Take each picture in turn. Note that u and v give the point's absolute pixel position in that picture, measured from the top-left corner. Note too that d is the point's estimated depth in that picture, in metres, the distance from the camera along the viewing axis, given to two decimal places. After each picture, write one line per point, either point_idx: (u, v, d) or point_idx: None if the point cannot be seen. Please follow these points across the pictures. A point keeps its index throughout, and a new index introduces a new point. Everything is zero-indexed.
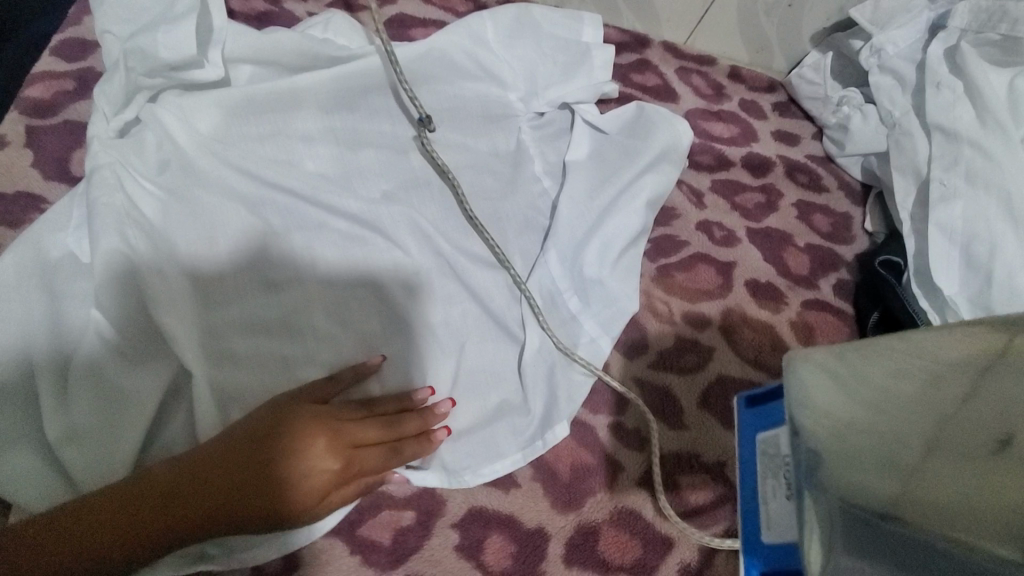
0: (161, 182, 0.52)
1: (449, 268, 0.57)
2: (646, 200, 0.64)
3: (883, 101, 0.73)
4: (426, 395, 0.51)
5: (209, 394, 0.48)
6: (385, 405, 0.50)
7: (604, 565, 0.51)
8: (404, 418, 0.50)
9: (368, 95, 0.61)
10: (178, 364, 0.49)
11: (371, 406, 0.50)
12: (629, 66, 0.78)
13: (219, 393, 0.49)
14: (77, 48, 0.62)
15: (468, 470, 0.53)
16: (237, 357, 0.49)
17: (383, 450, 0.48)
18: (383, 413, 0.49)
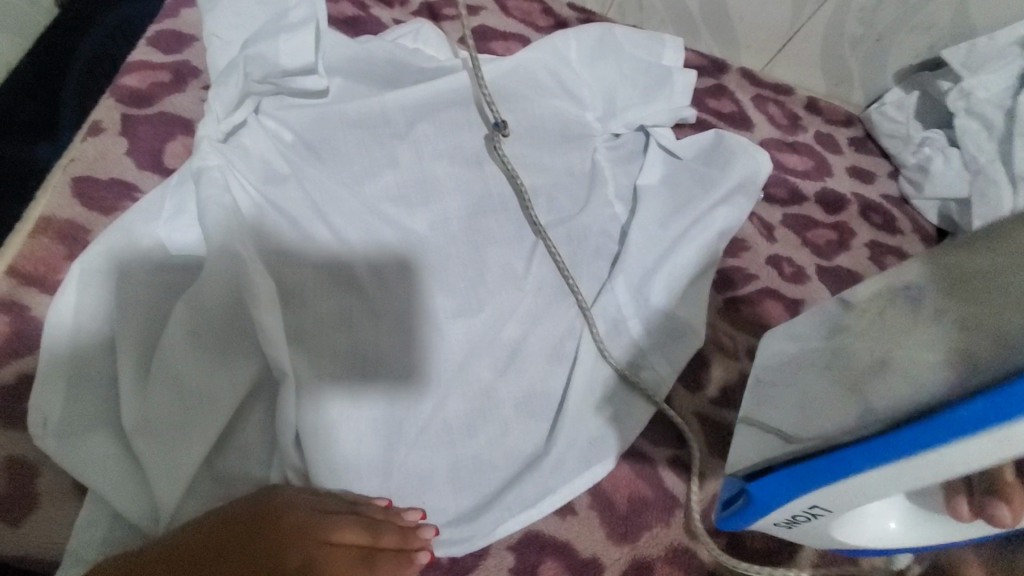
0: (260, 185, 0.53)
1: (516, 291, 0.58)
2: (718, 230, 0.62)
3: (968, 145, 0.70)
4: (415, 517, 0.49)
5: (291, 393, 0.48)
6: (369, 510, 0.48)
7: None
8: (387, 529, 0.47)
9: (450, 108, 0.61)
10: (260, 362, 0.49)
11: (354, 504, 0.47)
12: (705, 91, 0.77)
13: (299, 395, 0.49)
14: (174, 41, 0.63)
15: (529, 503, 0.51)
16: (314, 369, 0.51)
17: (356, 558, 0.46)
18: (368, 516, 0.47)
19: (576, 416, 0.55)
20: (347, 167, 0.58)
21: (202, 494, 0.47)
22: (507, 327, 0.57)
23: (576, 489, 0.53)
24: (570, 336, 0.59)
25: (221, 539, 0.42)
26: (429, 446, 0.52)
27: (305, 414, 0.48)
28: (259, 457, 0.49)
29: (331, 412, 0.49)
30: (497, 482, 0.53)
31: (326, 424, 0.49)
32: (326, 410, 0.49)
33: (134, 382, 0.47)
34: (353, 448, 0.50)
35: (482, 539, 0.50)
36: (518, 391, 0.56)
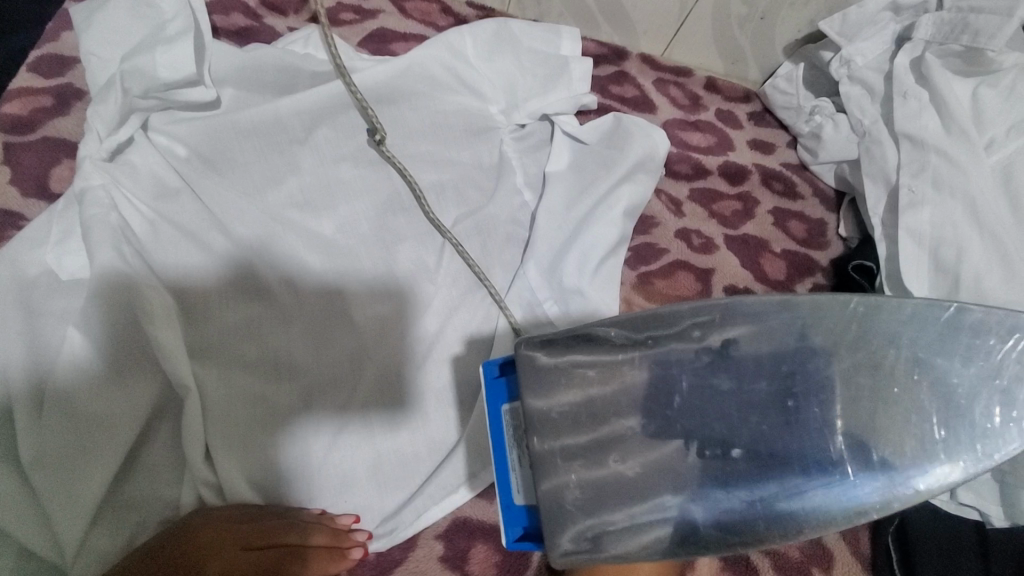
0: (153, 202, 0.53)
1: (430, 285, 0.59)
2: (623, 209, 0.64)
3: (853, 110, 0.75)
4: (348, 520, 0.50)
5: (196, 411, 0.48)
6: (300, 513, 0.50)
7: None
8: (317, 529, 0.48)
9: (348, 111, 0.61)
10: (163, 381, 0.48)
11: (287, 511, 0.49)
12: (607, 78, 0.80)
13: (206, 411, 0.49)
14: (56, 64, 0.61)
15: (451, 490, 0.53)
16: (220, 384, 0.50)
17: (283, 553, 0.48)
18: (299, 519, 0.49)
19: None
20: (247, 176, 0.57)
21: (110, 521, 0.46)
22: (422, 323, 0.57)
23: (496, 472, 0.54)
24: (487, 324, 0.59)
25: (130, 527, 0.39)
26: (349, 448, 0.52)
27: (215, 429, 0.49)
28: (170, 476, 0.48)
29: (244, 423, 0.50)
30: (420, 476, 0.53)
31: (239, 435, 0.49)
32: (239, 422, 0.50)
33: (28, 413, 0.45)
34: (269, 456, 0.50)
35: (408, 531, 0.51)
36: (436, 384, 0.55)
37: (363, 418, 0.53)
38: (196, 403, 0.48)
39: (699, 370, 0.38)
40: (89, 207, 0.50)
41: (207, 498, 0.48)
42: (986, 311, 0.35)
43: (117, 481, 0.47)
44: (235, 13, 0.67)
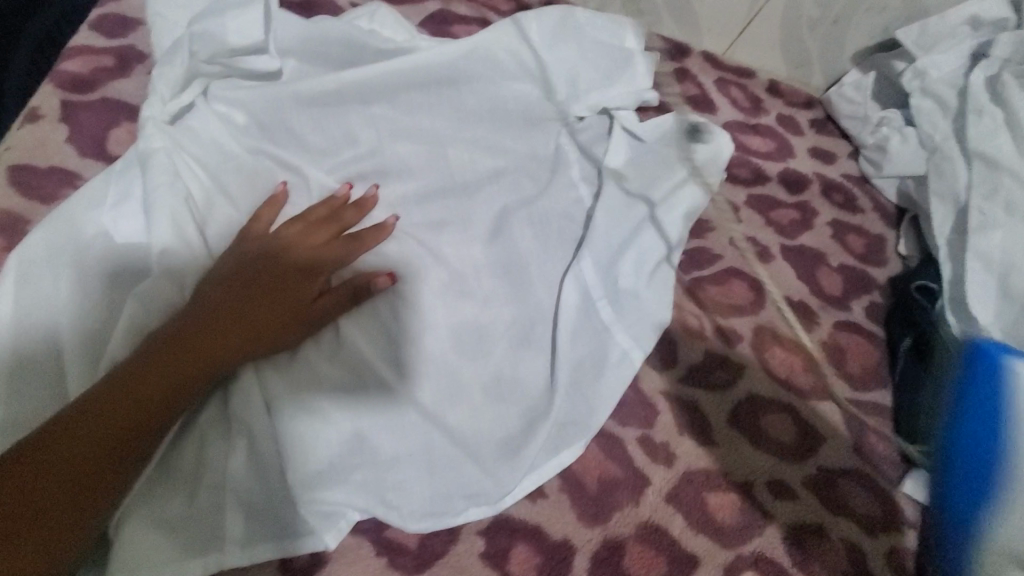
0: (215, 170, 0.52)
1: (484, 278, 0.57)
2: (681, 212, 0.63)
3: (924, 123, 0.72)
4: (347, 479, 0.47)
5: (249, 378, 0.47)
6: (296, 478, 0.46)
7: None
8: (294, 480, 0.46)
9: (410, 91, 0.60)
10: None
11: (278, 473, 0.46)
12: (668, 74, 0.77)
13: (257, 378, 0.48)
14: (118, 26, 0.61)
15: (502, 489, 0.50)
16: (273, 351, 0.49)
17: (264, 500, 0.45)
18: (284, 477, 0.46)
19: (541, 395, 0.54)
20: (305, 149, 0.56)
21: (158, 484, 0.44)
22: (481, 312, 0.55)
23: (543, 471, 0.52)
24: (539, 321, 0.56)
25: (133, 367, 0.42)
26: (396, 427, 0.50)
27: (270, 390, 0.48)
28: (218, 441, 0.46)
29: (293, 390, 0.48)
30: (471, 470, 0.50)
31: (279, 398, 0.48)
32: (288, 388, 0.48)
33: (82, 372, 0.45)
34: (322, 422, 0.48)
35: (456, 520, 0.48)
36: (484, 377, 0.53)
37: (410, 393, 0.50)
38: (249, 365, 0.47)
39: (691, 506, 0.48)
40: (153, 172, 0.49)
41: (257, 463, 0.46)
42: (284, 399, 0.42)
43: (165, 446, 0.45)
44: None
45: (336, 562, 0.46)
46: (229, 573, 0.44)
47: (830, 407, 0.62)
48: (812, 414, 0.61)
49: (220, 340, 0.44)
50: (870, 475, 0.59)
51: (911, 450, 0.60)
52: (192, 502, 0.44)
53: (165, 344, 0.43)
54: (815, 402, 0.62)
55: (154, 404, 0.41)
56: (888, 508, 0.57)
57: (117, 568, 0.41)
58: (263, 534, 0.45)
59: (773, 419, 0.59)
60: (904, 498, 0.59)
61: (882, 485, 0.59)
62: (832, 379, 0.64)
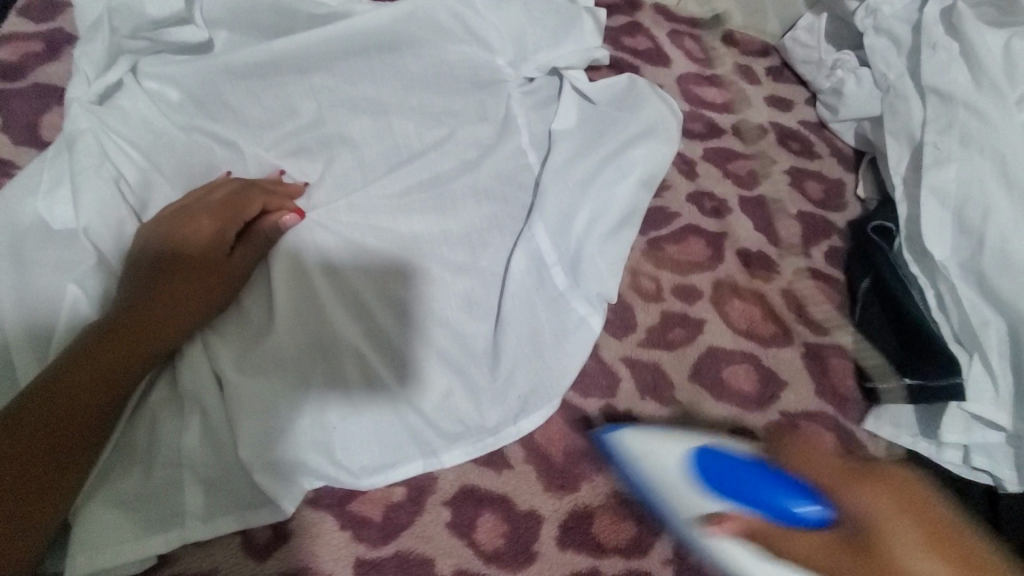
0: (145, 149, 0.52)
1: (435, 249, 0.56)
2: (633, 174, 0.62)
3: (877, 63, 0.72)
4: (303, 450, 0.48)
5: (201, 358, 0.48)
6: (250, 451, 0.46)
7: (598, 548, 0.50)
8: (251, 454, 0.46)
9: (348, 58, 0.58)
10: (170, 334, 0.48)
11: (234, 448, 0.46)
12: (620, 29, 0.76)
13: (208, 357, 0.48)
14: (47, 10, 0.59)
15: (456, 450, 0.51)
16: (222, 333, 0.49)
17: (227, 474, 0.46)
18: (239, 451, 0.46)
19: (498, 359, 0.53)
20: (243, 122, 0.55)
21: (114, 469, 0.45)
22: (435, 285, 0.54)
23: (506, 436, 0.52)
24: (488, 287, 0.56)
25: (77, 353, 0.43)
26: (348, 399, 0.50)
27: (222, 368, 0.48)
28: (172, 424, 0.47)
29: (243, 368, 0.48)
30: (428, 435, 0.51)
31: (229, 374, 0.48)
32: (239, 366, 0.48)
33: (29, 363, 0.44)
34: (275, 396, 0.48)
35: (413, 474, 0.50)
36: (438, 344, 0.53)
37: (360, 364, 0.51)
38: (198, 350, 0.48)
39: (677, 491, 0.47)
40: (79, 154, 0.48)
41: (213, 442, 0.47)
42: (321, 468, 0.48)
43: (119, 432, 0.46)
44: None
45: (298, 538, 0.47)
46: (196, 548, 0.45)
47: (791, 354, 0.63)
48: (773, 361, 0.62)
49: (167, 322, 0.46)
50: (832, 418, 0.60)
51: (870, 387, 0.61)
52: (150, 482, 0.45)
53: (112, 330, 0.44)
54: (776, 350, 0.63)
55: (103, 387, 0.43)
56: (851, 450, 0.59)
57: (85, 550, 0.42)
58: (223, 509, 0.46)
59: (734, 369, 0.61)
60: (867, 436, 0.60)
61: (845, 425, 0.60)
62: (793, 326, 0.64)
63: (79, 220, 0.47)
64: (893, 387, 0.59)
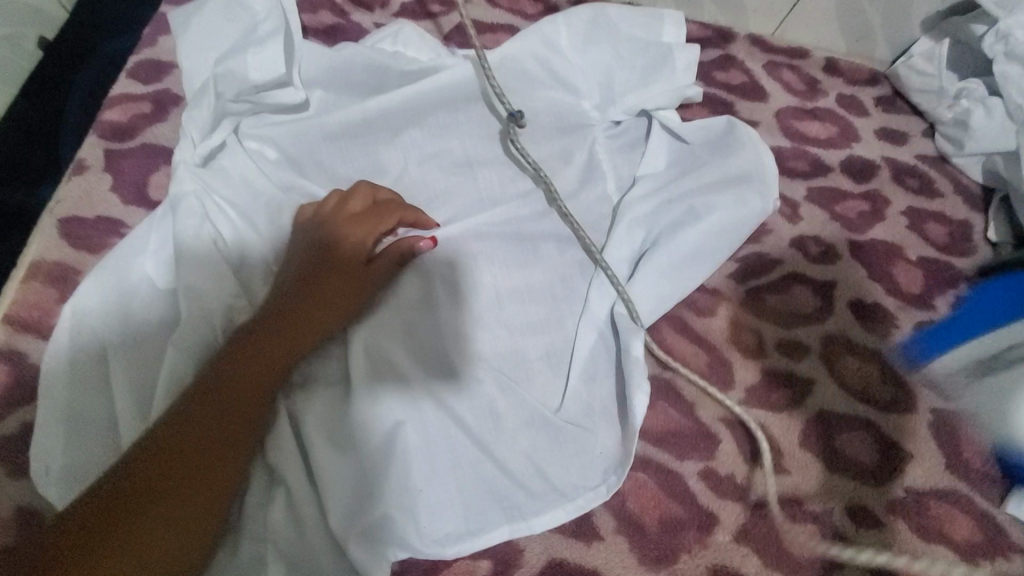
0: (243, 210, 0.52)
1: (513, 305, 0.54)
2: (720, 223, 0.58)
3: (1011, 92, 0.62)
4: (388, 526, 0.45)
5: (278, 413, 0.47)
6: (337, 527, 0.45)
7: None
8: (333, 525, 0.45)
9: (437, 111, 0.58)
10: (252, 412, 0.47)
11: (321, 516, 0.45)
12: (711, 63, 0.72)
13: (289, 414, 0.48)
14: (154, 70, 0.62)
15: (536, 519, 0.48)
16: (304, 392, 0.48)
17: (320, 543, 0.45)
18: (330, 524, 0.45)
19: (588, 419, 0.51)
20: (335, 180, 0.56)
21: None
22: (518, 346, 0.53)
23: (591, 495, 0.49)
24: (563, 339, 0.54)
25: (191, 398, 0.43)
26: (429, 447, 0.48)
27: (305, 432, 0.47)
28: (259, 491, 0.46)
29: (324, 429, 0.47)
30: (510, 508, 0.48)
31: (307, 435, 0.47)
32: (320, 426, 0.47)
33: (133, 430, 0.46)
34: (355, 460, 0.46)
35: (498, 540, 0.47)
36: (524, 411, 0.50)
37: (438, 425, 0.49)
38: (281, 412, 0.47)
39: (745, 482, 0.52)
40: (180, 217, 0.49)
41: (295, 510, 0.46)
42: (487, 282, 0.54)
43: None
44: (323, 11, 0.65)
45: None
46: None
47: (914, 423, 0.56)
48: (893, 430, 0.56)
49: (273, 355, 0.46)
50: (966, 497, 0.54)
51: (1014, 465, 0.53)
52: (238, 554, 0.45)
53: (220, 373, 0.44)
54: (897, 419, 0.56)
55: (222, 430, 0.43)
56: (989, 534, 0.53)
57: None
58: None
59: (849, 437, 0.55)
60: (1009, 519, 0.54)
61: (980, 506, 0.54)
62: (916, 389, 0.58)
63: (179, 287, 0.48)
64: None
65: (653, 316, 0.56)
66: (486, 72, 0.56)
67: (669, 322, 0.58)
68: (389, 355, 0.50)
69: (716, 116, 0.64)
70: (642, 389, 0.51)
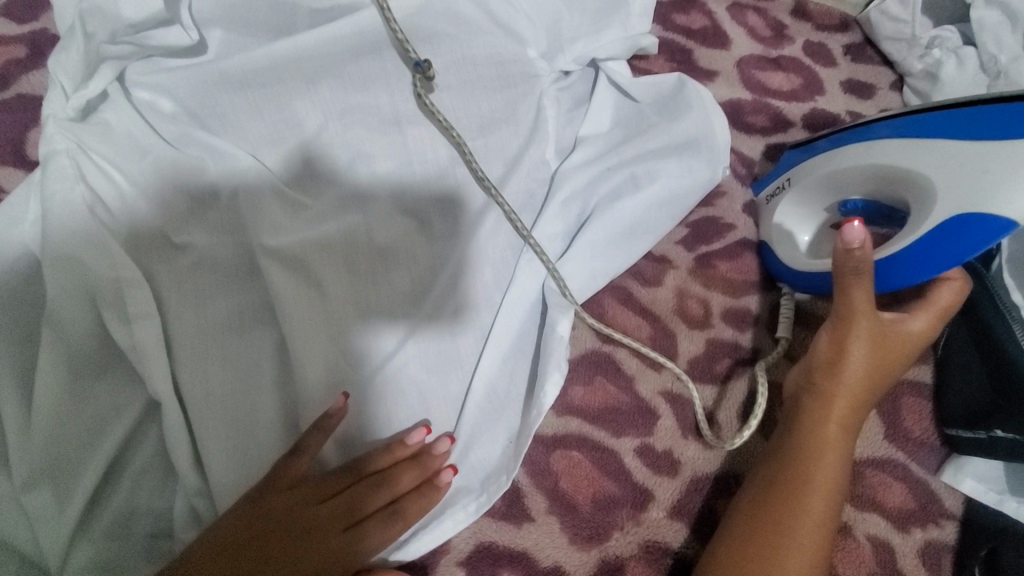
0: (131, 171, 0.47)
1: (443, 280, 0.49)
2: (663, 191, 0.54)
3: (987, 42, 0.59)
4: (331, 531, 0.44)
5: (172, 403, 0.43)
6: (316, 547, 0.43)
7: None
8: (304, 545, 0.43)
9: (361, 60, 0.50)
10: (149, 401, 0.44)
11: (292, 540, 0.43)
12: (670, 4, 0.66)
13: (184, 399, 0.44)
14: (28, 7, 0.55)
15: (447, 513, 0.47)
16: (197, 382, 0.44)
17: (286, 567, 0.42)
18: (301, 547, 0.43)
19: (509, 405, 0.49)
20: (243, 136, 0.49)
21: (91, 527, 0.42)
22: (444, 326, 0.49)
23: (497, 490, 0.47)
24: (487, 309, 0.50)
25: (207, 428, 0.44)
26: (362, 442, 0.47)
27: (198, 428, 0.44)
28: (155, 485, 0.44)
29: (220, 426, 0.44)
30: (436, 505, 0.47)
31: (211, 426, 0.44)
32: (213, 424, 0.44)
33: (16, 418, 0.42)
34: (256, 456, 0.45)
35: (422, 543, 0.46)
36: (450, 393, 0.48)
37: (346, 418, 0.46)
38: (176, 408, 0.43)
39: (688, 451, 0.50)
40: (50, 178, 0.45)
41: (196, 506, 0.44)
42: (411, 248, 0.49)
43: (97, 491, 0.43)
44: None
45: None
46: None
47: None
48: None
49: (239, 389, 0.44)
50: (901, 466, 0.54)
51: (953, 435, 0.53)
52: (130, 544, 0.43)
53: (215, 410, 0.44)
54: None
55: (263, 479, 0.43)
56: (921, 502, 0.53)
57: None
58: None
59: None
60: (943, 488, 0.53)
61: (915, 474, 0.54)
62: None
63: (51, 259, 0.43)
64: (986, 438, 0.51)
65: (585, 291, 0.53)
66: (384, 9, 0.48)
67: (611, 292, 0.55)
68: (295, 336, 0.45)
69: (670, 73, 0.60)
70: (558, 372, 0.48)
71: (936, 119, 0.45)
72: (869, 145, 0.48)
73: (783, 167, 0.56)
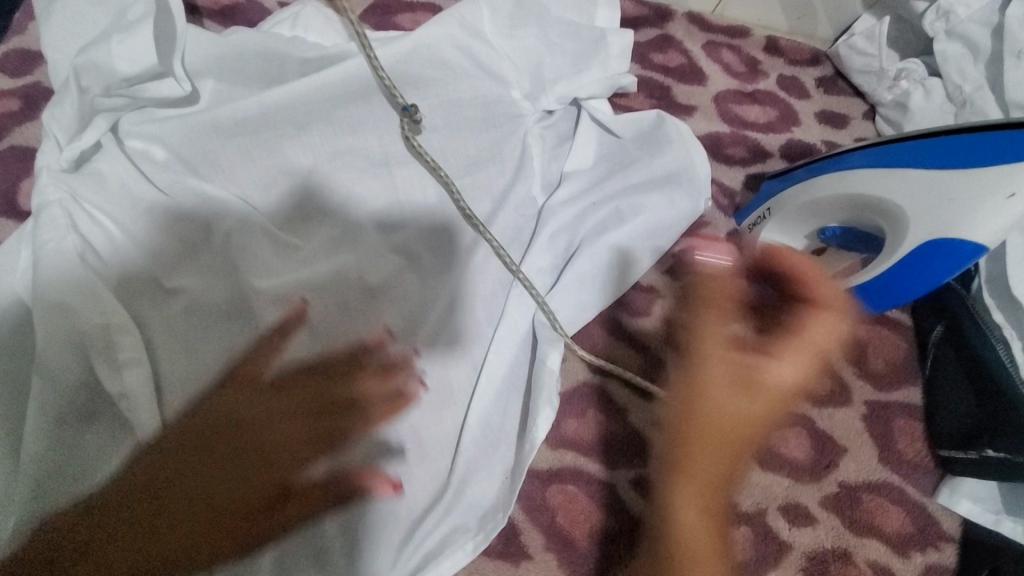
0: (122, 218, 0.48)
1: (434, 317, 0.50)
2: (647, 223, 0.55)
3: (951, 73, 0.62)
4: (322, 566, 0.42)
5: None
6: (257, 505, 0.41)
7: None
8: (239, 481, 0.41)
9: (348, 104, 0.51)
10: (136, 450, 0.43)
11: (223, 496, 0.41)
12: (648, 44, 0.69)
13: None
14: (23, 61, 0.56)
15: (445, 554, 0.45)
16: None
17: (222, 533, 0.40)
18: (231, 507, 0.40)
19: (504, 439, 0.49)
20: (233, 182, 0.50)
21: None
22: (436, 363, 0.49)
23: (495, 529, 0.46)
24: (478, 343, 0.50)
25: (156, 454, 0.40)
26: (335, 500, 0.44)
27: None
28: None
29: None
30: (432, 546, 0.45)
31: None
32: None
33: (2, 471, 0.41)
34: None
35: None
36: (444, 429, 0.48)
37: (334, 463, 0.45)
38: None
39: None
40: (42, 228, 0.45)
41: None
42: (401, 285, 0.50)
43: None
44: None
45: None
46: None
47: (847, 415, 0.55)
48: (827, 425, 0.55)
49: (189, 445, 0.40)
50: (896, 488, 0.54)
51: (947, 456, 0.54)
52: None
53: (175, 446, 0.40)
54: (831, 412, 0.56)
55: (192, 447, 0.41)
56: (919, 524, 0.53)
57: None
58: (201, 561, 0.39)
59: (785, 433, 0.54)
60: (939, 509, 0.53)
61: (911, 496, 0.54)
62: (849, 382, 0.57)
63: (41, 308, 0.42)
64: (978, 458, 0.52)
65: (575, 324, 0.53)
66: (371, 60, 0.48)
67: (600, 324, 0.56)
68: (286, 376, 0.45)
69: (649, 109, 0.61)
70: (551, 406, 0.48)
71: (911, 148, 0.47)
72: (842, 175, 0.50)
73: (764, 195, 0.57)
